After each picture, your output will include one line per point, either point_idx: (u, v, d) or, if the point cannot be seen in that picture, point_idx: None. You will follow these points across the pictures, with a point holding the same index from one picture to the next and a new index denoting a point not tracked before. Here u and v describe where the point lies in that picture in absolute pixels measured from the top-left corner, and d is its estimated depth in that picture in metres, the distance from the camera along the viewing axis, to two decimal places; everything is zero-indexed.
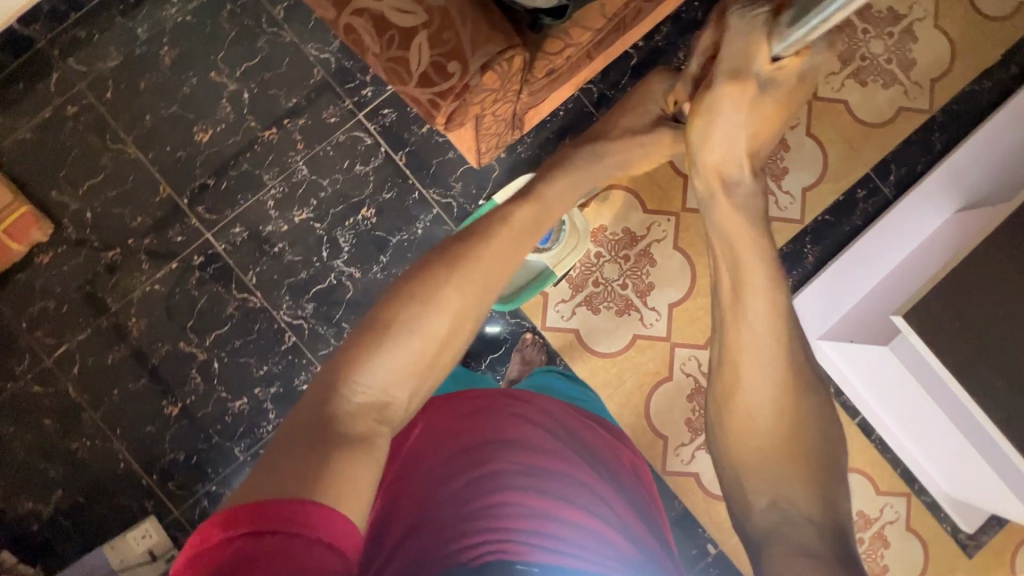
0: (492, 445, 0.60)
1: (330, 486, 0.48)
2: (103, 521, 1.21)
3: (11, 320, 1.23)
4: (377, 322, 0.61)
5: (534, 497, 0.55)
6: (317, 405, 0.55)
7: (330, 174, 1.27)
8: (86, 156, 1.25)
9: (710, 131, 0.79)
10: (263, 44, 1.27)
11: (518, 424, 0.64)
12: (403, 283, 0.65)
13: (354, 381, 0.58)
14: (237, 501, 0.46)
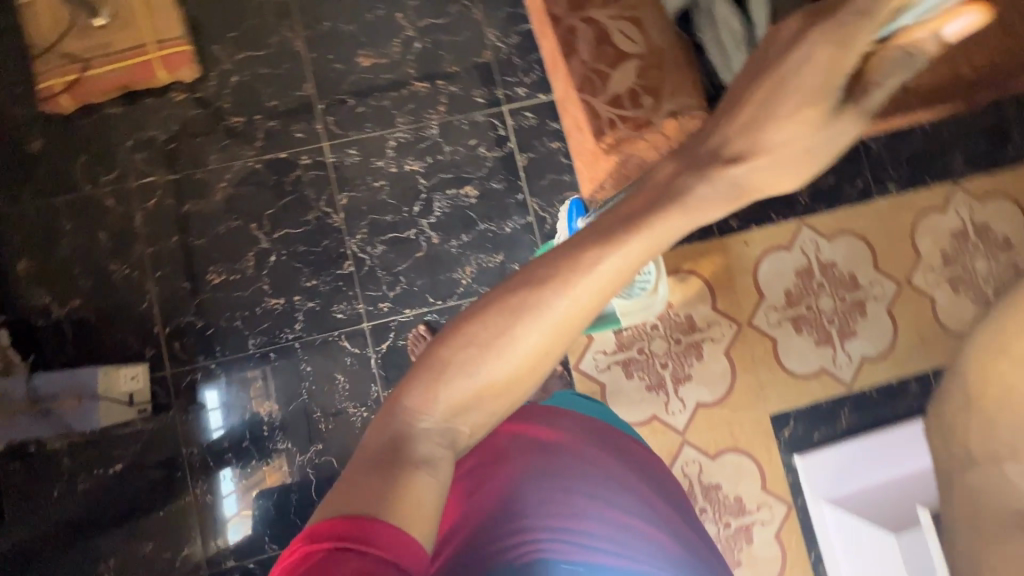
0: (521, 455, 0.67)
1: (398, 498, 0.46)
2: (101, 349, 1.22)
3: (119, 133, 1.27)
4: (442, 357, 0.47)
5: (560, 501, 0.62)
6: (382, 428, 0.49)
7: (455, 144, 1.33)
8: (258, 30, 1.33)
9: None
10: (453, 10, 1.35)
11: (549, 435, 0.71)
12: (475, 307, 0.47)
13: (415, 415, 0.48)
14: (318, 517, 0.46)
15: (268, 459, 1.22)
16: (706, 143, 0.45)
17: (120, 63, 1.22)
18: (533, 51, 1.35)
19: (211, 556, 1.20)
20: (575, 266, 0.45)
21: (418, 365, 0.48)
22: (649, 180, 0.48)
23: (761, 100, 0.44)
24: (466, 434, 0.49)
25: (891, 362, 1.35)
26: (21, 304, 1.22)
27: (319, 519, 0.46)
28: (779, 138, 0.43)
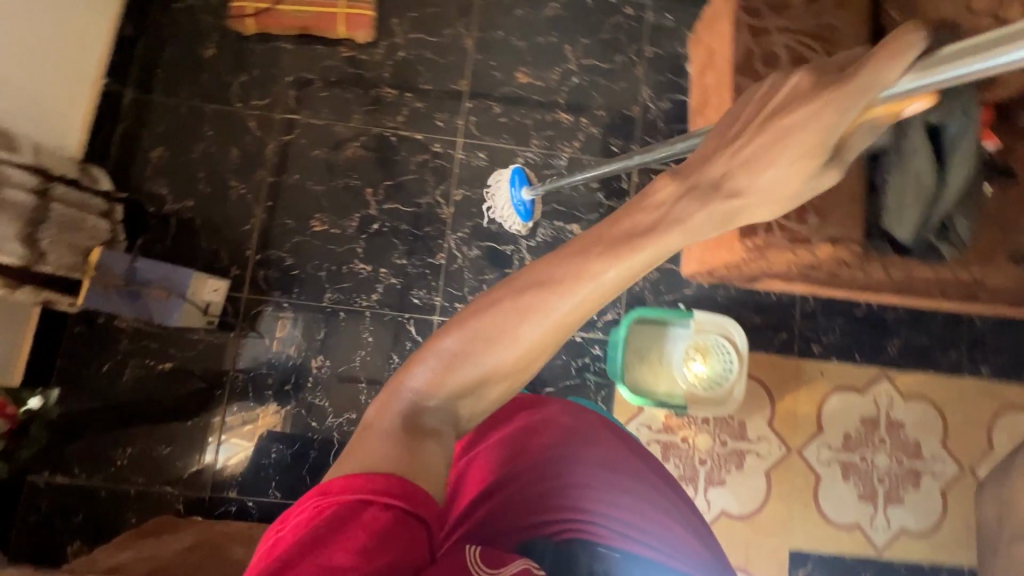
0: (547, 437, 0.71)
1: (410, 458, 0.46)
2: (195, 253, 1.27)
3: (281, 67, 1.33)
4: (440, 351, 0.48)
5: (581, 480, 0.67)
6: (384, 405, 0.49)
7: (577, 181, 1.35)
8: (437, 17, 1.38)
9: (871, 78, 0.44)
10: (618, 61, 1.39)
11: (572, 424, 0.74)
12: (473, 306, 0.48)
13: (416, 399, 0.49)
14: (326, 476, 0.46)
15: (302, 409, 1.24)
16: (707, 175, 0.45)
17: (309, 8, 1.30)
18: (678, 121, 1.38)
19: (218, 482, 1.21)
20: (577, 277, 0.44)
21: (420, 353, 0.49)
22: (651, 203, 0.45)
23: (763, 143, 0.44)
24: (467, 414, 0.50)
25: (929, 544, 1.29)
26: (140, 189, 1.27)
27: (339, 475, 0.45)
28: (765, 185, 0.45)
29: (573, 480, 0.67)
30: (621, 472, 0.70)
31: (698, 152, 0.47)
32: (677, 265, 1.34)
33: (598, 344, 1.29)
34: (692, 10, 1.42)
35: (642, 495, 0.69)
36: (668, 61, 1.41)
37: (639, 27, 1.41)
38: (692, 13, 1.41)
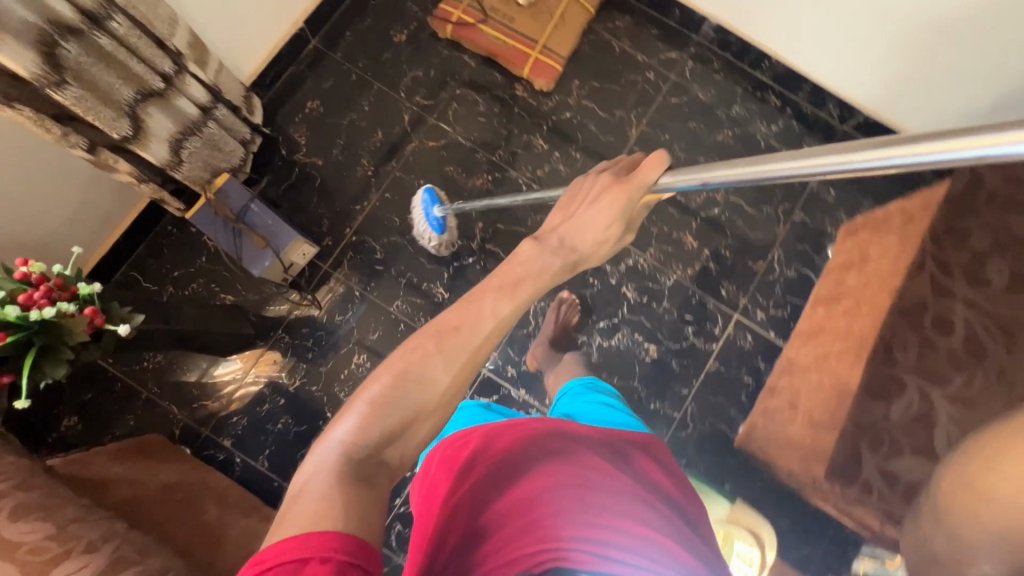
0: (522, 462, 0.61)
1: (352, 513, 0.45)
2: (301, 210, 1.28)
3: (456, 78, 1.35)
4: (367, 397, 0.53)
5: (551, 499, 0.57)
6: (320, 462, 0.49)
7: (673, 305, 1.32)
8: (616, 96, 1.38)
9: (648, 175, 0.67)
10: (764, 212, 1.36)
11: (551, 445, 0.65)
12: (384, 364, 0.55)
13: (346, 449, 0.51)
14: (263, 545, 0.43)
15: (325, 396, 1.23)
16: (553, 238, 0.68)
17: (507, 40, 1.33)
18: (796, 295, 1.34)
19: (219, 425, 1.21)
20: (471, 320, 0.57)
21: (343, 409, 0.53)
22: (517, 261, 0.64)
23: (584, 215, 0.69)
24: (398, 457, 0.53)
25: None
26: (284, 131, 1.31)
27: (281, 539, 0.43)
28: (586, 241, 0.68)
29: (542, 497, 0.57)
30: (601, 488, 0.60)
31: (550, 222, 0.71)
32: (732, 430, 1.27)
33: None
34: (857, 196, 1.37)
35: (630, 513, 0.58)
36: (812, 234, 1.36)
37: (798, 191, 1.37)
38: (856, 199, 1.37)
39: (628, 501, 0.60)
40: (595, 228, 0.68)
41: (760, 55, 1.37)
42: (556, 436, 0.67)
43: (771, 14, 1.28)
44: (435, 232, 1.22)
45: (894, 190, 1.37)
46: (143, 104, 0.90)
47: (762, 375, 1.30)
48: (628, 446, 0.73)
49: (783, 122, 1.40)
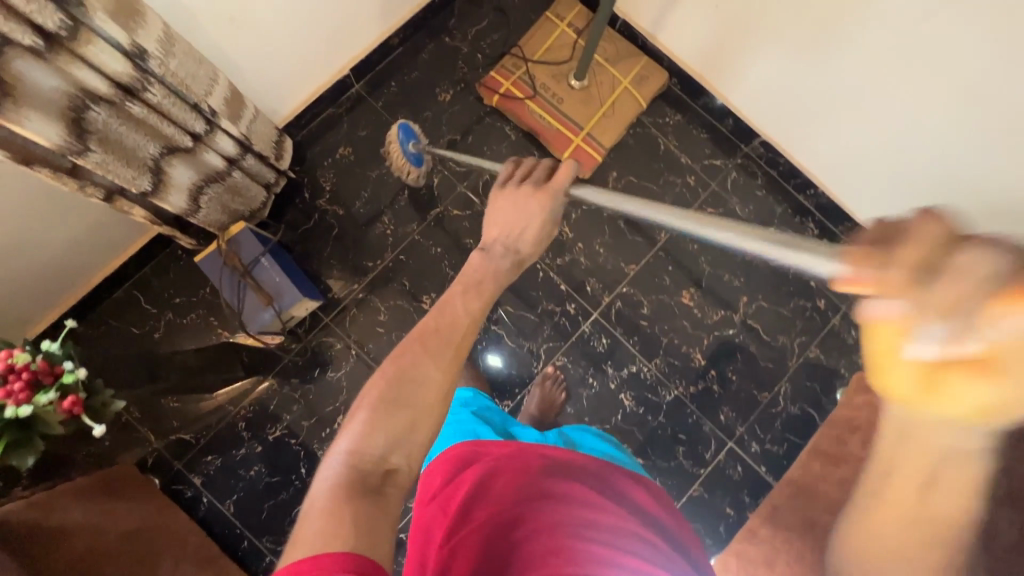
0: (529, 498, 0.64)
1: (362, 531, 0.48)
2: (314, 257, 1.26)
3: (494, 148, 1.32)
4: (368, 408, 0.59)
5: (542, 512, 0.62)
6: (332, 473, 0.54)
7: (669, 421, 1.29)
8: (651, 195, 1.34)
9: (563, 178, 0.81)
10: (778, 342, 1.33)
11: (551, 480, 0.68)
12: (385, 374, 0.62)
13: (356, 460, 0.56)
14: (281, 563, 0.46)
15: (303, 451, 1.22)
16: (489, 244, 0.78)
17: (552, 121, 1.30)
18: (795, 433, 1.30)
19: (192, 461, 1.20)
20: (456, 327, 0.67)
21: (351, 422, 0.59)
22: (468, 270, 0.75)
23: (512, 213, 0.79)
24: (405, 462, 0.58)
25: None
26: (311, 173, 1.28)
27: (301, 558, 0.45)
28: (524, 239, 0.78)
29: (533, 510, 0.62)
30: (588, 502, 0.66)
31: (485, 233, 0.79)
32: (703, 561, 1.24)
33: None
34: None
35: (634, 548, 0.61)
36: (824, 372, 1.32)
37: (817, 326, 1.34)
38: None
39: (615, 517, 0.65)
40: (527, 222, 0.79)
41: (808, 181, 1.32)
42: (548, 459, 0.72)
43: (823, 149, 1.24)
44: (414, 165, 1.22)
45: None
46: (166, 159, 0.88)
47: (745, 509, 1.27)
48: (620, 476, 0.77)
49: None
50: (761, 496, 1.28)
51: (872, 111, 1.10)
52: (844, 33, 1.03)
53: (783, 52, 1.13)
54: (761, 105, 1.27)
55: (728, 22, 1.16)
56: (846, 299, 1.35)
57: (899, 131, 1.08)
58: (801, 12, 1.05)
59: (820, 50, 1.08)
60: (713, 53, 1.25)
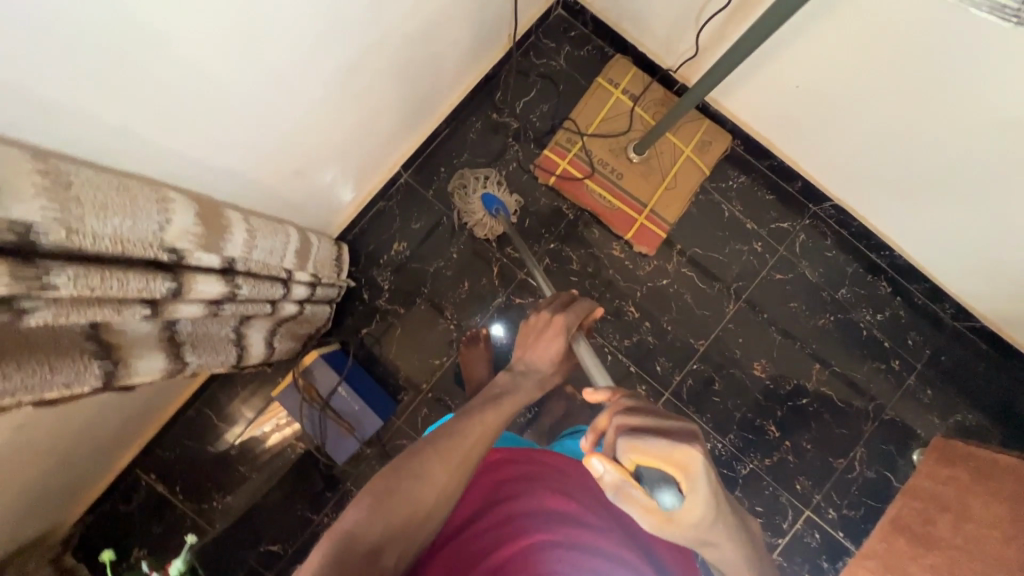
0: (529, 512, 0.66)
1: None
2: (380, 359, 1.24)
3: (553, 230, 1.27)
4: (371, 495, 0.65)
5: (517, 532, 0.63)
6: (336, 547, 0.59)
7: (746, 495, 1.29)
8: (716, 267, 1.31)
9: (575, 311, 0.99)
10: (853, 406, 1.31)
11: (555, 497, 0.69)
12: (394, 468, 0.69)
13: (355, 538, 0.60)
14: None
15: None
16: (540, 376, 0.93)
17: (613, 200, 1.25)
18: (872, 496, 1.30)
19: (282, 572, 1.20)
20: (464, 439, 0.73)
21: (356, 502, 0.65)
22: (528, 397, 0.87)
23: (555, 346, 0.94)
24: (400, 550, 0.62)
25: None
26: (368, 272, 1.24)
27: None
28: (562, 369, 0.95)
29: (508, 531, 0.63)
30: (562, 514, 0.66)
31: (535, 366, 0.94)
32: None
33: None
34: (953, 400, 1.31)
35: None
36: (900, 435, 1.31)
37: (891, 387, 1.32)
38: (952, 404, 1.31)
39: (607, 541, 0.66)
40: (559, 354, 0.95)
41: (882, 243, 1.29)
42: (535, 469, 0.73)
43: (894, 213, 1.21)
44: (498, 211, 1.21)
45: (995, 399, 1.30)
46: (245, 326, 0.85)
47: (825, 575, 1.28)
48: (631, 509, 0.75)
49: (890, 311, 1.32)
50: (840, 560, 1.29)
51: (953, 182, 1.07)
52: (942, 124, 0.99)
53: (870, 129, 1.08)
54: (835, 171, 1.22)
55: (809, 98, 1.11)
56: (921, 357, 1.32)
57: (979, 202, 1.06)
58: (896, 103, 1.01)
59: (910, 134, 1.04)
60: (787, 122, 1.19)
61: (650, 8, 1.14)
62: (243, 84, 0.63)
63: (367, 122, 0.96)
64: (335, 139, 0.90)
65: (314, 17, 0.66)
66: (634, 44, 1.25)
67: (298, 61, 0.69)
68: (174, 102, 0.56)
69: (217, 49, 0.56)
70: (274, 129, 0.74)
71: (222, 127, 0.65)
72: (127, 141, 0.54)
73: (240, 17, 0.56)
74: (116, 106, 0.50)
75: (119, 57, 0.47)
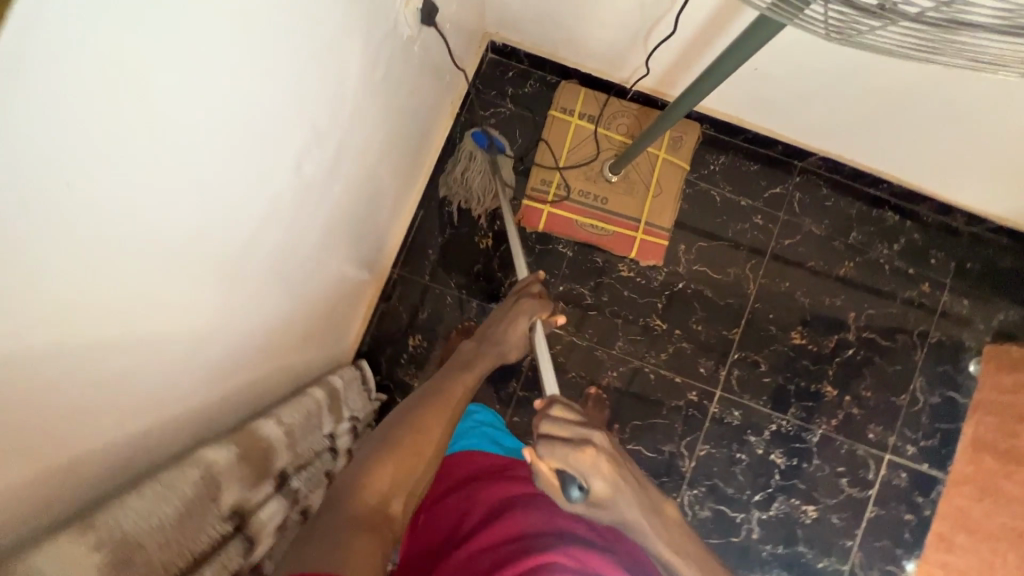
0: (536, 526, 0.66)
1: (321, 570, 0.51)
2: None
3: (559, 274, 1.26)
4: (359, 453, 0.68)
5: (523, 544, 0.63)
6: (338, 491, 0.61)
7: (824, 460, 1.29)
8: (725, 253, 1.29)
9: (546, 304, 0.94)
10: (899, 340, 1.30)
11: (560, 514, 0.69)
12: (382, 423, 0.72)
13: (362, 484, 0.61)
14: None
15: None
16: None
17: (607, 226, 1.23)
18: (944, 420, 1.30)
19: None
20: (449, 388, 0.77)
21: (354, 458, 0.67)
22: None
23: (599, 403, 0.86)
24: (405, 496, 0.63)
25: None
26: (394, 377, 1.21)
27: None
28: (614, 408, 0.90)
29: (518, 545, 0.63)
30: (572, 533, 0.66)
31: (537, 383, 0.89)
32: (902, 570, 1.27)
33: None
34: (992, 302, 1.31)
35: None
36: (951, 351, 1.31)
37: (930, 310, 1.31)
38: (991, 306, 1.31)
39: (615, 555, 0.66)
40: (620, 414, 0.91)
41: (877, 177, 1.28)
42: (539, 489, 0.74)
43: (884, 150, 1.19)
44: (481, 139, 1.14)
45: None
46: None
47: (923, 509, 1.29)
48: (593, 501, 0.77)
49: (905, 238, 1.31)
50: (932, 490, 1.29)
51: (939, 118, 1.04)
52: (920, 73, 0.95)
53: (842, 88, 1.04)
54: (813, 129, 1.19)
55: (770, 74, 1.08)
56: (948, 272, 1.31)
57: (971, 128, 1.03)
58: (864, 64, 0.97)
59: (885, 86, 1.00)
60: (754, 98, 1.16)
61: (583, 34, 1.11)
62: (239, 307, 0.60)
63: (353, 255, 0.94)
64: (330, 286, 0.88)
65: (284, 211, 0.62)
66: (576, 68, 1.22)
67: (282, 252, 0.65)
68: (178, 365, 0.53)
69: (203, 295, 0.52)
70: (277, 318, 0.71)
71: (241, 341, 0.63)
72: (151, 417, 0.52)
73: (216, 257, 0.52)
74: (130, 402, 0.48)
75: (109, 369, 0.44)
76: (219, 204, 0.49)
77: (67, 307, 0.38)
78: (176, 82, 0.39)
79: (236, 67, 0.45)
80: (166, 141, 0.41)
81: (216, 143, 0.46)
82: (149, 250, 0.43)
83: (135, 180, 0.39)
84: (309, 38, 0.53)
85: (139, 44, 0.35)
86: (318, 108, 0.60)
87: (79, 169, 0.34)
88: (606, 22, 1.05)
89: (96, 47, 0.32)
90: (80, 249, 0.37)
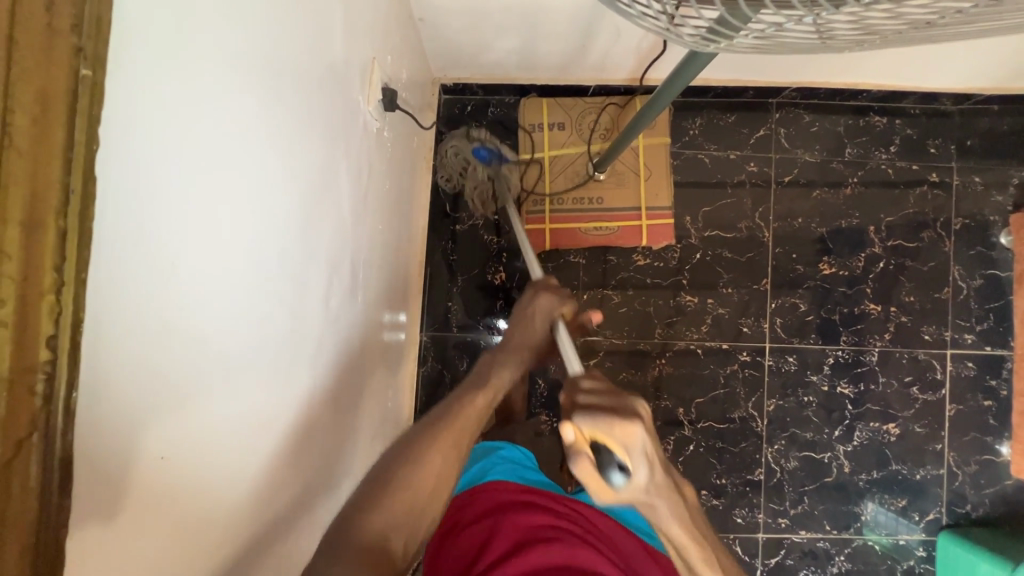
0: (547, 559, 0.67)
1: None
2: None
3: (579, 284, 1.26)
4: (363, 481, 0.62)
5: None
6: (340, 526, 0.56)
7: (890, 376, 1.28)
8: (731, 209, 1.29)
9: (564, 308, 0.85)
10: (925, 237, 1.29)
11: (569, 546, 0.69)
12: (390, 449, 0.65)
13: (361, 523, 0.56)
14: None
15: None
16: None
17: (609, 223, 1.22)
18: (992, 299, 1.29)
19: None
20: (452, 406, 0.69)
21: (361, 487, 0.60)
22: None
23: None
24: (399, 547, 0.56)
25: None
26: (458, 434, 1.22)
27: None
28: None
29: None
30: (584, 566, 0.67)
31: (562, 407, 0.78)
32: (998, 456, 1.27)
33: (920, 545, 1.26)
34: (1004, 170, 1.29)
35: None
36: (979, 231, 1.30)
37: (946, 197, 1.30)
38: (1004, 174, 1.29)
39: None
40: None
41: (853, 89, 1.27)
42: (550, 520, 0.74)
43: (851, 65, 1.18)
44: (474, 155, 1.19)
45: None
46: None
47: (999, 391, 1.28)
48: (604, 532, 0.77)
49: (899, 137, 1.30)
50: (1003, 370, 1.28)
51: None
52: None
53: None
54: (775, 68, 1.19)
55: None
56: (951, 156, 1.30)
57: None
58: None
59: None
60: None
61: (528, 51, 1.11)
62: (317, 428, 0.62)
63: (388, 341, 0.95)
64: (377, 378, 0.88)
65: (325, 291, 0.62)
66: (530, 82, 1.23)
67: (334, 363, 0.66)
68: (286, 510, 0.55)
69: (289, 442, 0.54)
70: (347, 421, 0.73)
71: (323, 432, 0.64)
72: (275, 535, 0.53)
73: (290, 401, 0.54)
74: (259, 520, 0.49)
75: (249, 533, 0.48)
76: (281, 345, 0.51)
77: (212, 516, 0.41)
78: (214, 259, 0.39)
79: (255, 214, 0.45)
80: (228, 334, 0.42)
81: (262, 303, 0.47)
82: (236, 391, 0.43)
83: (217, 382, 0.41)
84: (299, 166, 0.53)
85: (187, 279, 0.36)
86: (325, 224, 0.60)
87: (167, 423, 0.35)
88: (547, 36, 1.06)
89: (159, 311, 0.33)
90: (189, 400, 0.37)
